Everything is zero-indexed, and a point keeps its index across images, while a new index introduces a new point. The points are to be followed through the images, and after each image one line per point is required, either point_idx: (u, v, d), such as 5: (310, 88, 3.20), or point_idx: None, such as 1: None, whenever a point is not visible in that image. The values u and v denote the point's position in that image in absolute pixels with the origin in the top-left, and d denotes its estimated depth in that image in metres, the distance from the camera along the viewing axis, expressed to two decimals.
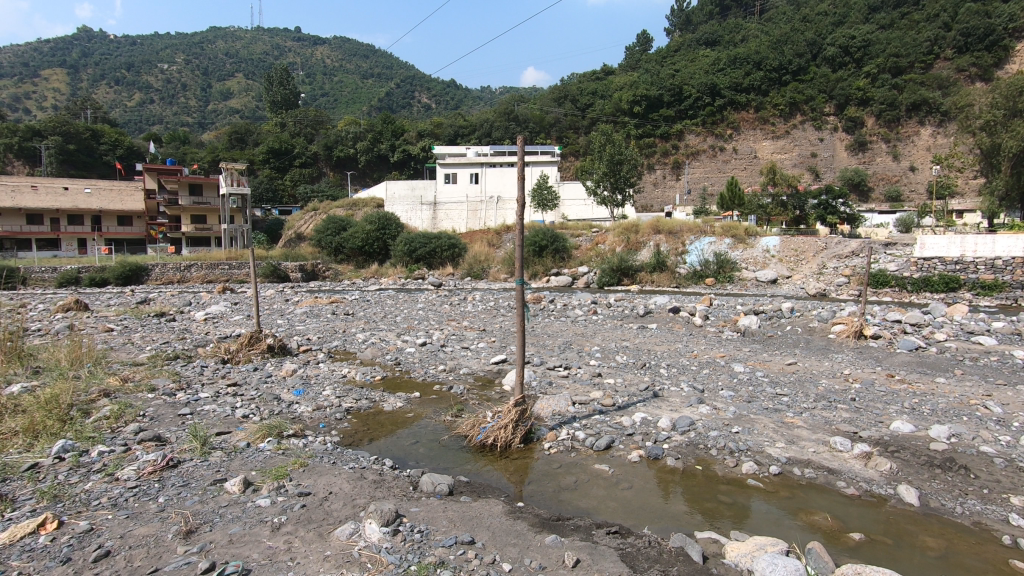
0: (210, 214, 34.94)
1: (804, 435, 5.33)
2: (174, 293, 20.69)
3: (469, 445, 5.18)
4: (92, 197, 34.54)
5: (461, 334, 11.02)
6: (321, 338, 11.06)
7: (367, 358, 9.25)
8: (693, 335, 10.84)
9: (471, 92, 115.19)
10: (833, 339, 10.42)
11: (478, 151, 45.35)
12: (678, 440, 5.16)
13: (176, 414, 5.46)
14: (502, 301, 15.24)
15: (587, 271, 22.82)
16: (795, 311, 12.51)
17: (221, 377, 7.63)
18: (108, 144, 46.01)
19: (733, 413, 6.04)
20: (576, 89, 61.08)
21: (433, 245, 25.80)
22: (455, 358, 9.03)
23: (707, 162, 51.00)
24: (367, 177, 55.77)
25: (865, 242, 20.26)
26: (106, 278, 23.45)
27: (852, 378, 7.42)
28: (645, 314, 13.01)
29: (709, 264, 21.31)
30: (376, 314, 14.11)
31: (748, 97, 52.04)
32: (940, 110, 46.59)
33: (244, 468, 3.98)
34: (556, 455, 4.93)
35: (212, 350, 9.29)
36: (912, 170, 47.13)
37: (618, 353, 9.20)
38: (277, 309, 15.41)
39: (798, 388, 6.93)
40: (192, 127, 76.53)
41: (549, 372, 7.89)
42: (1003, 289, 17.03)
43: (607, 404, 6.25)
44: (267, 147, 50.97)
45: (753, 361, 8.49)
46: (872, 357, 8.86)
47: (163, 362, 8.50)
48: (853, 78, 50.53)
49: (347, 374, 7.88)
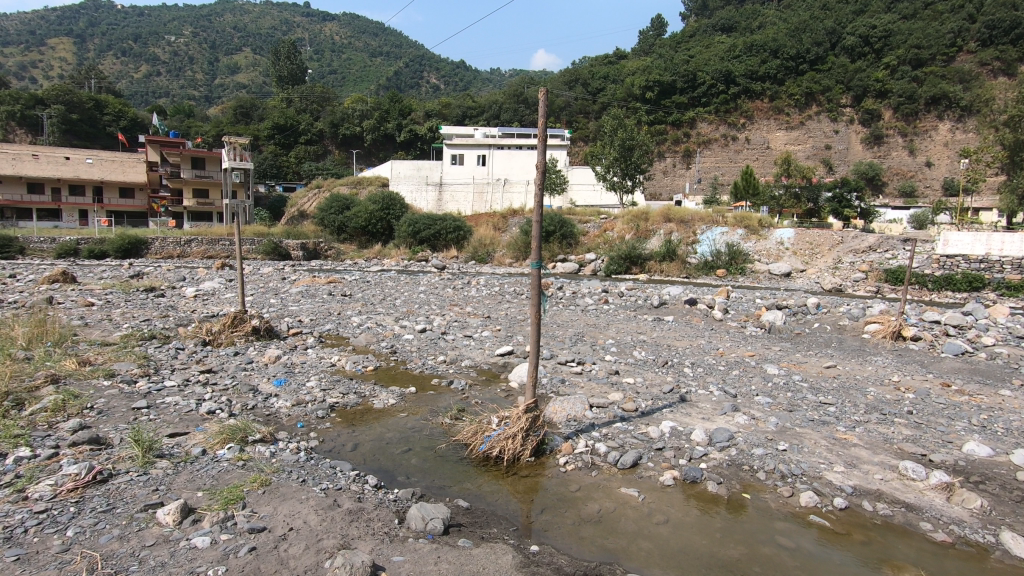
0: (212, 188, 34.01)
1: (866, 458, 4.54)
2: (171, 267, 19.95)
3: (470, 457, 4.39)
4: (93, 167, 33.78)
5: (464, 321, 10.20)
6: (313, 321, 10.27)
7: (360, 345, 8.45)
8: (716, 331, 9.99)
9: (481, 74, 113.27)
10: (867, 340, 9.60)
11: (486, 132, 44.23)
12: (717, 460, 4.37)
13: (130, 408, 4.68)
14: (507, 287, 14.40)
15: (594, 258, 21.88)
16: (821, 307, 11.63)
17: (195, 363, 6.89)
18: (111, 115, 45.15)
19: (777, 425, 5.25)
20: (588, 72, 59.55)
21: (438, 227, 24.98)
22: (456, 348, 8.19)
23: (719, 151, 49.65)
24: (372, 156, 54.77)
25: (884, 237, 19.28)
26: (106, 250, 22.64)
27: (903, 387, 6.54)
28: (661, 305, 12.15)
29: (721, 255, 20.41)
30: (374, 296, 13.34)
31: (764, 85, 50.55)
32: (960, 104, 45.11)
33: (189, 487, 3.16)
34: (573, 474, 4.14)
35: (191, 330, 8.52)
36: (928, 166, 45.81)
37: (636, 348, 8.36)
38: (272, 288, 14.63)
39: (845, 396, 6.13)
40: (198, 101, 75.35)
41: (560, 368, 7.10)
42: None
43: (629, 409, 5.46)
44: (271, 122, 49.94)
45: (787, 362, 7.66)
46: (916, 362, 8.01)
47: (137, 342, 7.74)
48: (872, 69, 48.93)
49: (337, 363, 7.10)
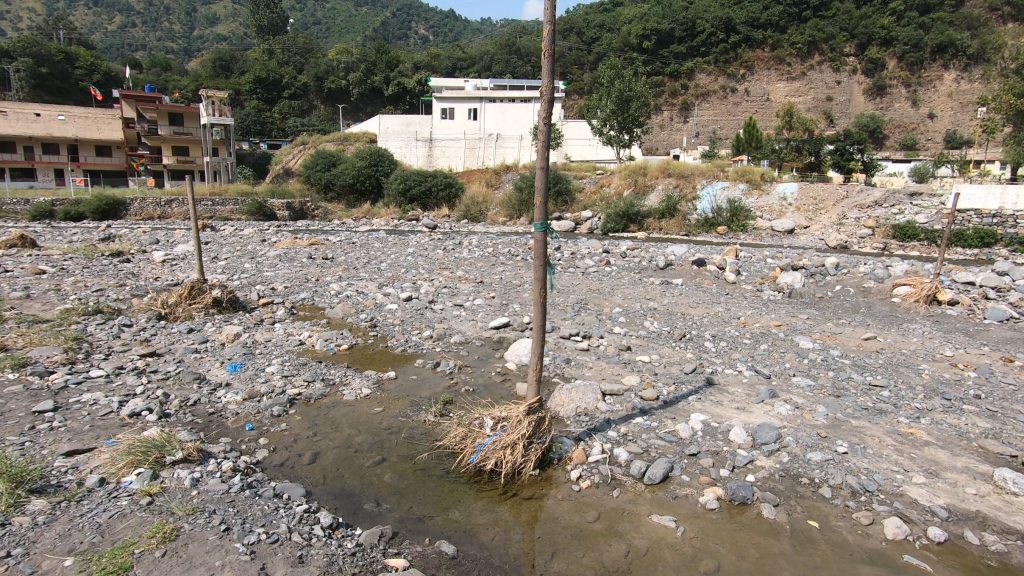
0: (192, 145, 32.11)
1: (947, 462, 3.69)
2: (147, 229, 18.68)
3: (458, 471, 3.49)
4: (66, 124, 31.81)
5: (454, 287, 9.19)
6: (287, 289, 9.21)
7: (336, 317, 7.46)
8: (732, 296, 9.04)
9: (472, 24, 108.88)
10: (898, 304, 8.71)
11: (477, 83, 42.14)
12: (767, 469, 3.52)
13: (30, 414, 3.72)
14: (501, 247, 13.34)
15: (591, 216, 20.71)
16: (840, 267, 10.61)
17: (139, 343, 5.90)
18: (83, 68, 42.62)
19: (829, 417, 4.37)
20: (583, 21, 56.73)
21: (428, 183, 23.65)
22: (445, 320, 7.22)
23: (718, 103, 47.49)
24: (359, 111, 52.48)
25: (889, 192, 18.36)
26: (82, 212, 21.18)
27: (961, 364, 5.63)
28: (666, 267, 11.15)
29: (723, 211, 19.32)
30: (358, 259, 12.26)
31: (766, 34, 48.16)
32: (967, 52, 43.54)
33: (55, 552, 2.24)
34: (589, 494, 3.26)
35: (145, 303, 7.51)
36: (930, 118, 44.25)
37: (646, 317, 7.40)
38: (249, 251, 13.48)
39: (896, 376, 5.27)
40: (176, 54, 71.59)
41: (563, 343, 6.19)
42: None
43: (649, 398, 4.56)
44: (252, 74, 47.35)
45: (820, 333, 6.74)
46: (958, 331, 7.13)
47: (76, 319, 6.73)
48: (878, 15, 46.91)
49: (305, 341, 6.14)
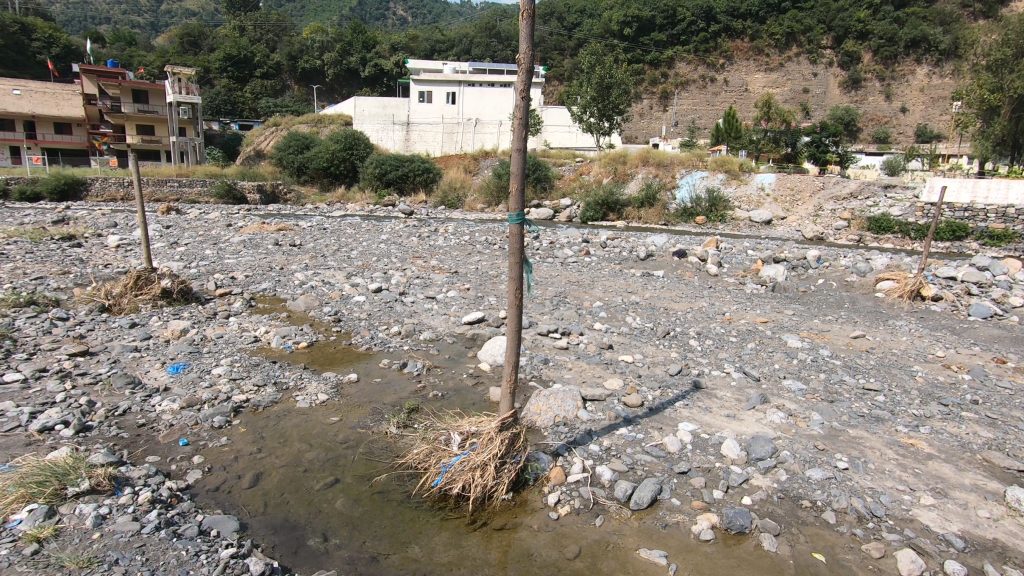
0: (159, 125, 30.55)
1: (953, 478, 3.41)
2: (105, 212, 17.64)
3: (421, 496, 3.08)
4: (22, 98, 30.06)
5: (426, 278, 8.70)
6: (248, 278, 8.61)
7: (298, 310, 6.92)
8: (715, 290, 8.75)
9: (451, 7, 107.16)
10: (880, 299, 8.55)
11: (455, 66, 41.12)
12: (764, 490, 3.18)
13: None
14: (478, 235, 12.87)
15: (570, 204, 20.30)
16: (822, 260, 10.38)
17: (71, 340, 5.30)
18: (41, 41, 40.43)
19: (825, 427, 4.05)
20: (564, 6, 56.00)
21: (404, 169, 22.93)
22: (415, 314, 6.75)
23: (697, 93, 47.24)
24: (335, 92, 51.06)
25: (865, 184, 18.34)
26: (40, 193, 19.70)
27: (954, 365, 5.41)
28: (647, 258, 10.82)
29: (701, 200, 19.10)
30: (327, 246, 11.65)
31: (745, 24, 48.15)
32: (939, 48, 44.23)
33: None
34: (568, 524, 2.87)
35: (87, 293, 6.87)
36: (902, 112, 44.80)
37: (628, 313, 7.04)
38: (212, 236, 12.73)
39: (889, 379, 5.02)
40: (143, 29, 68.68)
41: (542, 341, 5.78)
42: (1014, 239, 15.21)
43: (633, 405, 4.20)
44: (221, 52, 45.51)
45: (807, 331, 6.46)
46: (945, 329, 6.95)
47: (4, 313, 6.09)
48: (855, 9, 47.31)
49: (261, 338, 5.63)
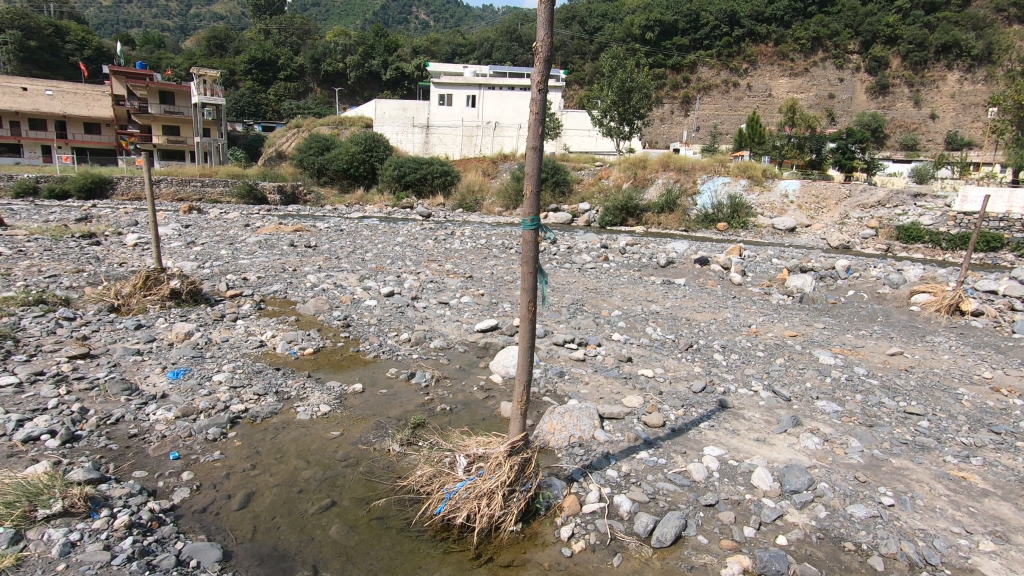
0: (184, 126, 30.78)
1: (1014, 520, 3.05)
2: (129, 210, 17.78)
3: (421, 523, 2.84)
4: (54, 99, 30.73)
5: (440, 282, 8.47)
6: (260, 279, 8.46)
7: (307, 314, 6.74)
8: (740, 300, 8.39)
9: (473, 11, 107.51)
10: (917, 313, 8.09)
11: (476, 69, 41.08)
12: (802, 529, 2.86)
13: None
14: (495, 239, 12.62)
15: (589, 208, 20.00)
16: (851, 270, 9.92)
17: (74, 341, 5.18)
18: (74, 43, 41.28)
19: (865, 455, 3.70)
20: (585, 10, 55.62)
21: (423, 171, 22.80)
22: (427, 321, 6.52)
23: (719, 98, 46.54)
24: (356, 95, 51.36)
25: (894, 192, 17.73)
26: (68, 190, 20.02)
27: (1003, 389, 5.00)
28: (668, 265, 10.48)
29: (723, 207, 18.63)
30: (342, 248, 11.49)
31: (770, 28, 47.14)
32: (971, 53, 42.92)
33: None
34: (583, 562, 2.60)
35: (97, 292, 6.78)
36: (932, 118, 43.56)
37: (649, 323, 6.71)
38: (229, 236, 12.68)
39: (933, 402, 4.63)
40: (172, 32, 69.97)
41: (558, 351, 5.50)
42: None
43: (654, 425, 3.91)
44: (247, 55, 46.13)
45: (840, 347, 6.07)
46: (988, 347, 6.51)
47: (11, 311, 5.99)
48: (884, 13, 46.08)
49: (266, 343, 5.43)
